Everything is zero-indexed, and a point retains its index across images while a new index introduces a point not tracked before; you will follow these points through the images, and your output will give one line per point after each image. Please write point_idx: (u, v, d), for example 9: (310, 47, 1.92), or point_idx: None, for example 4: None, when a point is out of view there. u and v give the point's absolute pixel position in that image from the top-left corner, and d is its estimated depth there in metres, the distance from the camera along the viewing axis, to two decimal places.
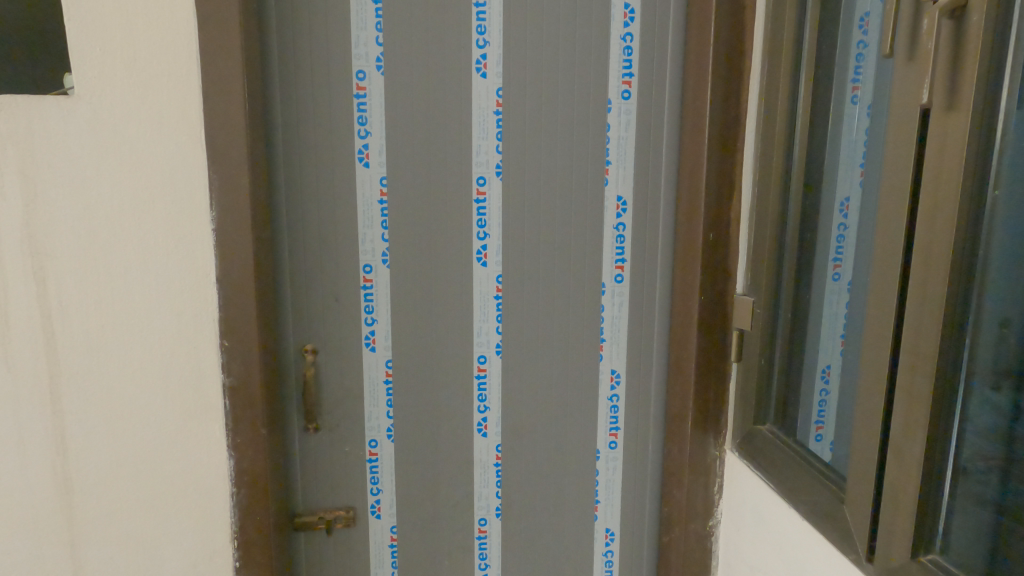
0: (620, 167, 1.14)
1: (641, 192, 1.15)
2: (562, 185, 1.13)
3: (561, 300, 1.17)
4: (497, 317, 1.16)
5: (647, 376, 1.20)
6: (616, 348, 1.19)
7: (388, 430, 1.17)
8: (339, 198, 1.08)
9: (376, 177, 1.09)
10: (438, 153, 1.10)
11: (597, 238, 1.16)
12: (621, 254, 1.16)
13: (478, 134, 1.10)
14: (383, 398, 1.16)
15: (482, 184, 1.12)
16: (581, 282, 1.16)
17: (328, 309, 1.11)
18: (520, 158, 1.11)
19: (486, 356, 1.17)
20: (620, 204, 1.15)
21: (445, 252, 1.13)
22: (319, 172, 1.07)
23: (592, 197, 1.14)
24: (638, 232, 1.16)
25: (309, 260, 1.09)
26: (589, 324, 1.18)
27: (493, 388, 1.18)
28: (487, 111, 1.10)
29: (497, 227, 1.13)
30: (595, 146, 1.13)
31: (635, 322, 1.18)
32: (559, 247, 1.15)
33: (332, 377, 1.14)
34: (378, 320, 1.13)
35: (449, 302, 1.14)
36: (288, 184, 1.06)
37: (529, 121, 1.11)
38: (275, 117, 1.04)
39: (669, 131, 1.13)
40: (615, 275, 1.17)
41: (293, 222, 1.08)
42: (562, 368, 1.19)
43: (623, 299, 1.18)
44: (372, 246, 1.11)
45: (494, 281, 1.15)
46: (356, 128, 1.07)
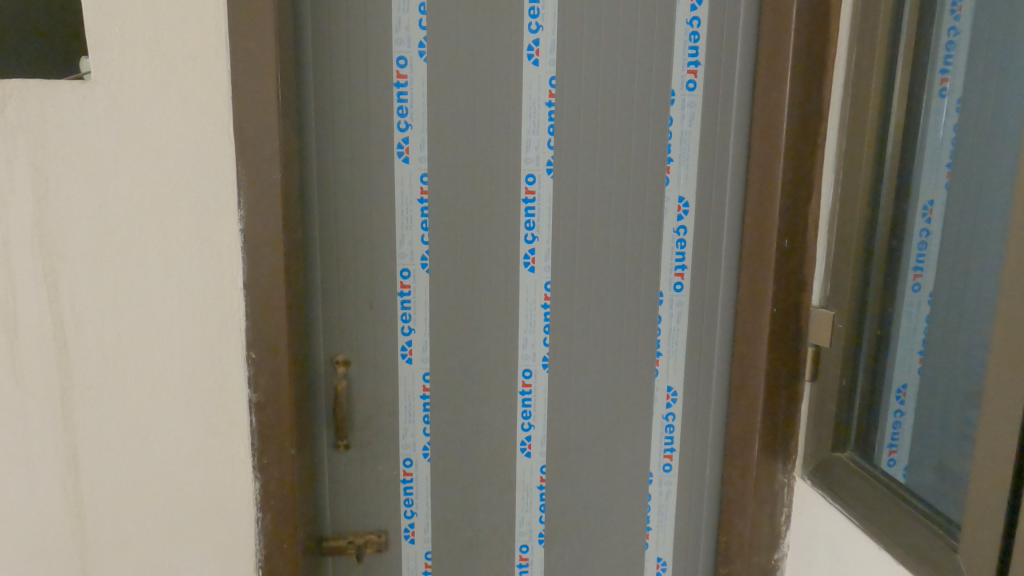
0: (681, 165, 1.04)
1: (703, 193, 1.05)
2: (619, 184, 1.04)
3: (614, 310, 1.07)
4: (544, 327, 1.06)
5: (706, 394, 1.10)
6: (673, 363, 1.09)
7: (424, 449, 1.08)
8: (377, 197, 1.00)
9: (417, 173, 1.00)
10: (484, 147, 1.00)
11: (655, 242, 1.06)
12: (681, 260, 1.07)
13: (529, 128, 1.01)
14: (419, 414, 1.07)
15: (531, 182, 1.02)
16: (637, 290, 1.07)
17: (363, 316, 1.03)
18: (572, 155, 1.02)
19: (531, 370, 1.07)
20: (682, 205, 1.05)
21: (490, 256, 1.03)
22: (356, 169, 0.98)
23: (651, 197, 1.05)
24: (701, 236, 1.06)
25: (343, 263, 1.01)
26: (645, 336, 1.08)
27: (539, 405, 1.08)
28: (539, 102, 1.00)
29: (547, 229, 1.03)
30: (655, 141, 1.03)
31: (695, 335, 1.08)
32: (613, 252, 1.05)
33: (366, 390, 1.06)
34: (415, 329, 1.04)
35: (493, 310, 1.05)
36: (321, 181, 0.98)
37: (584, 114, 1.01)
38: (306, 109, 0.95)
39: (736, 127, 1.03)
40: (674, 282, 1.07)
41: (327, 222, 0.99)
42: (614, 384, 1.09)
43: (682, 309, 1.08)
44: (411, 249, 1.02)
45: (543, 288, 1.05)
46: (396, 119, 0.98)
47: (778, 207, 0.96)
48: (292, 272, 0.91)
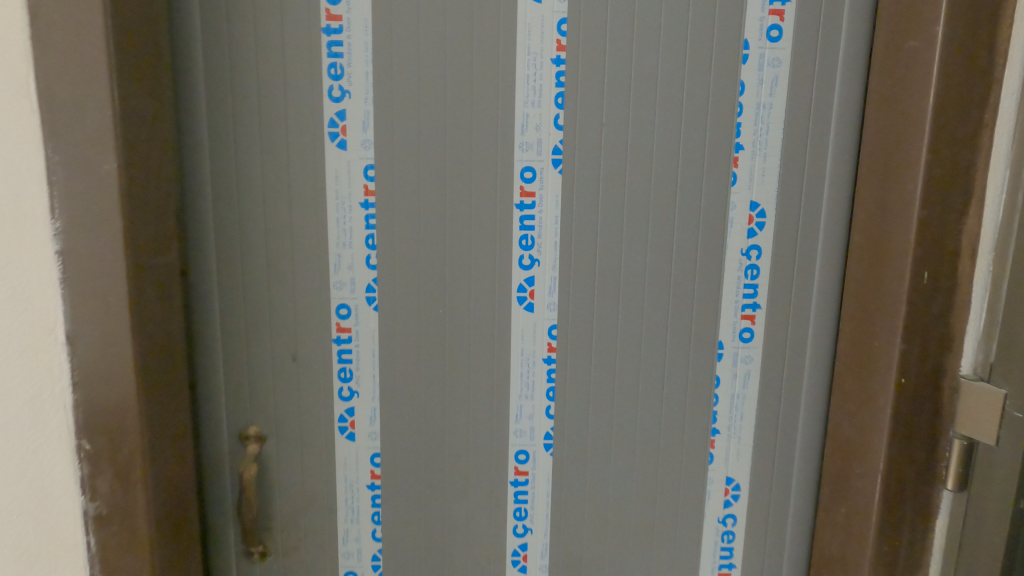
0: (756, 155, 0.68)
1: (786, 197, 0.69)
2: (660, 183, 0.69)
3: (650, 369, 0.73)
4: (547, 391, 0.73)
5: (782, 489, 0.76)
6: (735, 445, 0.75)
7: (374, 560, 0.75)
8: (300, 200, 0.68)
9: (359, 164, 0.67)
10: (459, 126, 0.67)
11: (714, 270, 0.71)
12: (751, 296, 0.71)
13: (526, 97, 0.67)
14: (366, 511, 0.75)
15: (529, 180, 0.68)
16: (684, 340, 0.72)
17: (282, 373, 0.71)
18: (587, 139, 0.67)
19: (528, 452, 0.74)
20: (755, 214, 0.70)
21: (466, 289, 0.70)
22: (269, 159, 0.67)
23: (708, 204, 0.69)
24: (783, 261, 0.70)
25: (251, 297, 0.69)
26: (694, 407, 0.73)
27: (538, 500, 0.75)
28: (542, 58, 0.66)
29: (552, 250, 0.70)
30: (717, 118, 0.67)
31: (769, 406, 0.74)
32: (650, 284, 0.71)
33: (288, 477, 0.73)
34: (359, 392, 0.72)
35: (473, 366, 0.72)
36: (216, 177, 0.67)
37: (610, 76, 0.66)
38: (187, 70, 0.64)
39: (846, 96, 0.67)
40: (740, 329, 0.72)
41: (230, 236, 0.68)
42: (647, 473, 0.75)
43: (751, 369, 0.73)
44: (350, 276, 0.69)
45: (546, 335, 0.71)
46: (326, 84, 0.66)
47: (913, 223, 0.60)
48: (154, 318, 0.59)
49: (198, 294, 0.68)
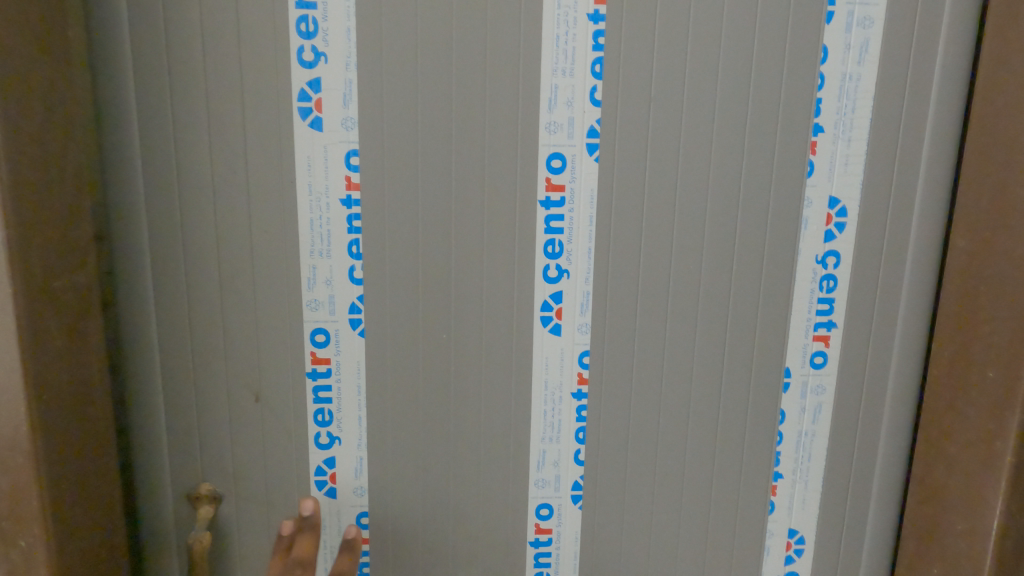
0: (838, 139, 0.55)
1: (872, 191, 0.56)
2: (720, 175, 0.55)
3: (702, 404, 0.59)
4: (576, 433, 0.59)
5: (854, 541, 0.63)
6: (801, 492, 0.62)
7: None
8: (263, 197, 0.52)
9: (339, 149, 0.52)
10: (467, 101, 0.52)
11: (782, 282, 0.57)
12: (826, 313, 0.58)
13: (555, 63, 0.52)
14: None
15: (557, 171, 0.54)
16: (744, 367, 0.59)
17: (243, 417, 0.56)
18: (629, 118, 0.53)
19: (553, 507, 0.60)
20: (834, 213, 0.56)
21: (477, 308, 0.56)
22: (221, 143, 0.51)
23: (778, 200, 0.56)
24: (865, 270, 0.58)
25: (202, 321, 0.54)
26: (754, 448, 0.60)
27: (564, 564, 0.61)
28: (575, 12, 0.51)
29: (585, 258, 0.55)
30: (793, 92, 0.54)
31: (842, 444, 0.61)
32: (705, 299, 0.57)
33: (253, 547, 0.58)
34: (341, 439, 0.57)
35: (486, 404, 0.58)
36: (150, 167, 0.51)
37: (661, 37, 0.52)
38: (106, 24, 0.49)
39: (949, 66, 0.54)
40: (811, 353, 0.59)
41: (172, 244, 0.53)
42: (695, 527, 0.62)
43: (822, 400, 0.60)
44: (328, 294, 0.54)
45: (576, 364, 0.57)
46: (295, 44, 0.50)
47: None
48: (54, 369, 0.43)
49: (132, 317, 0.53)
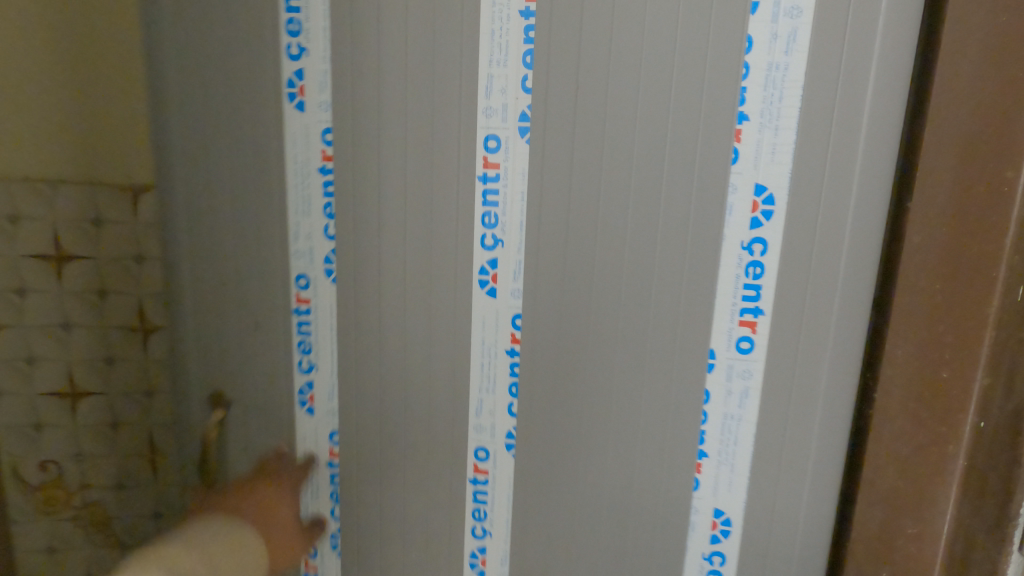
0: (764, 127, 0.56)
1: (803, 180, 0.56)
2: (644, 160, 0.58)
3: (626, 377, 0.63)
4: (510, 387, 0.66)
5: (785, 532, 0.64)
6: (727, 475, 0.63)
7: (332, 538, 0.75)
8: (256, 165, 0.65)
9: (319, 127, 0.64)
10: (421, 92, 0.61)
11: (707, 267, 0.59)
12: (753, 300, 0.59)
13: (491, 56, 0.59)
14: (327, 489, 0.73)
15: (492, 150, 0.61)
16: (668, 346, 0.61)
17: (243, 339, 0.70)
18: (558, 104, 0.59)
19: (489, 451, 0.68)
20: (761, 199, 0.57)
21: (426, 269, 0.65)
22: (222, 119, 0.64)
23: (702, 185, 0.58)
24: (794, 260, 0.57)
25: (211, 261, 0.68)
26: (679, 425, 0.63)
27: (499, 505, 0.69)
28: (509, 9, 0.58)
29: (517, 230, 0.62)
30: (716, 79, 0.55)
31: (769, 434, 0.62)
32: (630, 277, 0.61)
33: (252, 444, 0.73)
34: (317, 367, 0.70)
35: (431, 351, 0.67)
36: (168, 136, 0.66)
37: (588, 33, 0.57)
38: (152, 27, 0.64)
39: (887, 51, 0.53)
40: (737, 339, 0.60)
41: (188, 196, 0.67)
42: (620, 493, 0.66)
43: (750, 387, 0.61)
44: (309, 246, 0.67)
45: (509, 324, 0.64)
46: (284, 41, 0.62)
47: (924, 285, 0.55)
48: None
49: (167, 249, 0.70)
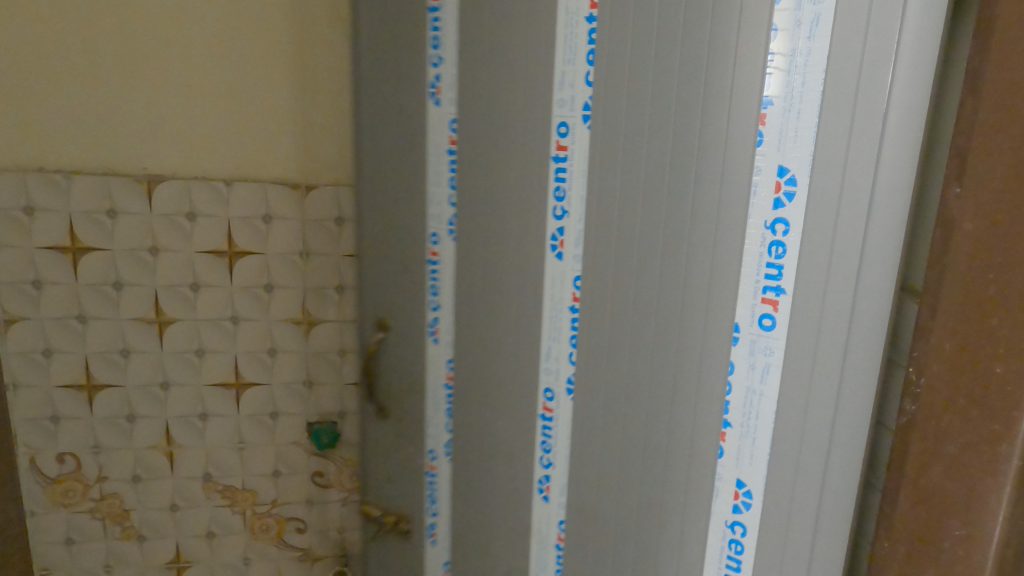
0: (788, 112, 0.61)
1: (825, 165, 0.59)
2: (676, 149, 0.70)
3: (659, 336, 0.75)
4: (572, 335, 0.88)
5: (802, 515, 0.65)
6: (749, 447, 0.69)
7: (445, 446, 1.14)
8: (411, 147, 1.07)
9: (447, 118, 1.03)
10: (512, 93, 0.90)
11: (730, 244, 0.66)
12: (776, 277, 0.64)
13: (563, 57, 0.83)
14: (444, 404, 1.13)
15: (564, 134, 0.84)
16: (695, 311, 0.70)
17: (398, 271, 1.13)
18: (615, 96, 0.76)
19: (553, 393, 0.92)
20: (784, 183, 0.62)
21: (519, 231, 0.93)
22: (402, 123, 1.07)
23: (730, 169, 0.65)
24: (813, 245, 0.60)
25: (384, 218, 1.13)
26: (704, 388, 0.71)
27: (560, 435, 0.92)
28: (577, 19, 0.81)
29: (577, 202, 0.84)
30: (739, 75, 0.63)
31: (789, 415, 0.64)
32: (665, 249, 0.73)
33: (400, 348, 1.15)
34: (441, 305, 1.10)
35: (518, 292, 0.95)
36: (365, 131, 1.12)
37: (638, 46, 0.73)
38: (368, 77, 1.10)
39: (925, 33, 0.52)
40: (761, 314, 0.66)
41: (378, 173, 1.13)
42: (647, 444, 0.78)
43: (772, 361, 0.66)
44: (441, 210, 1.06)
45: (571, 284, 0.87)
46: (430, 55, 1.02)
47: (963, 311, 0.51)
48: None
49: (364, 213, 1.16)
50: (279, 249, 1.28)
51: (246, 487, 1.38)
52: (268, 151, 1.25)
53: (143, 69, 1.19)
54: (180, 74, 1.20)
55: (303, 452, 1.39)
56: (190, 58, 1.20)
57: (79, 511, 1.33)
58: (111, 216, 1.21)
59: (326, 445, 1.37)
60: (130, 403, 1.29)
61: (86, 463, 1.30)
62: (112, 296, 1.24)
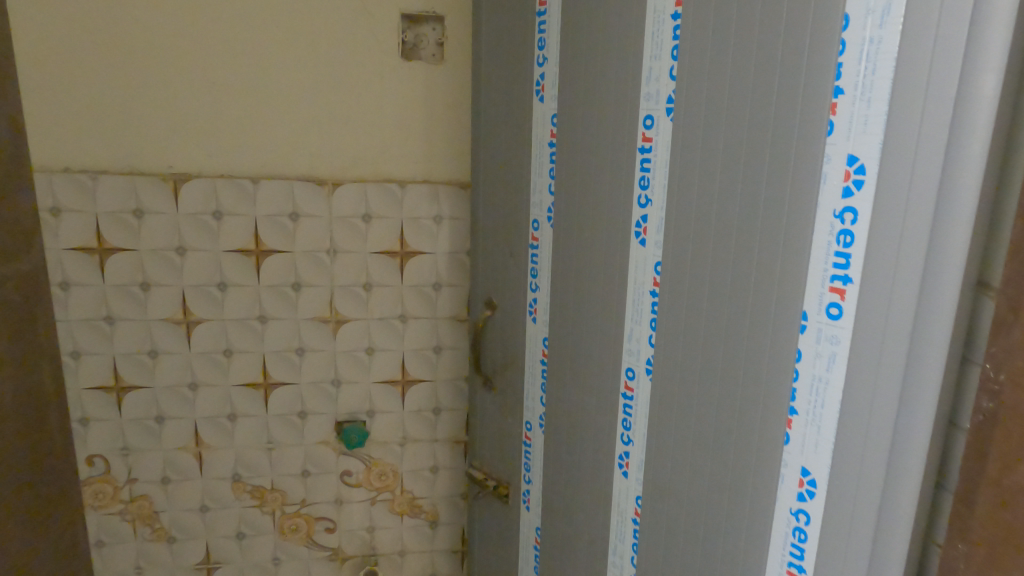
0: (857, 100, 0.59)
1: (895, 152, 0.56)
2: (755, 135, 0.69)
3: (734, 324, 0.74)
4: (651, 320, 0.87)
5: (863, 504, 0.62)
6: (814, 434, 0.66)
7: (540, 419, 1.14)
8: (514, 146, 1.14)
9: (549, 113, 1.06)
10: (607, 90, 0.92)
11: (803, 232, 0.65)
12: (843, 267, 0.62)
13: (652, 53, 0.84)
14: (538, 379, 1.13)
15: (649, 126, 0.85)
16: (767, 300, 0.70)
17: (502, 256, 1.20)
18: (697, 86, 0.76)
19: (634, 372, 0.91)
20: (853, 170, 0.60)
21: (607, 219, 0.94)
22: (515, 122, 1.14)
23: (803, 158, 0.64)
24: (879, 233, 0.58)
25: (491, 210, 1.22)
26: (773, 378, 0.70)
27: (638, 416, 0.91)
28: (664, 14, 0.81)
29: (659, 191, 0.84)
30: (813, 62, 0.62)
31: (853, 404, 0.62)
32: (745, 235, 0.72)
33: (508, 329, 1.20)
34: (539, 287, 1.11)
35: (602, 280, 0.96)
36: (478, 136, 1.23)
37: (723, 35, 0.72)
38: (485, 82, 1.20)
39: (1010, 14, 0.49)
40: (827, 303, 0.64)
41: (489, 173, 1.21)
42: (717, 429, 0.77)
43: (837, 353, 0.63)
44: (540, 199, 1.10)
45: (652, 270, 0.86)
46: (536, 54, 1.07)
47: None
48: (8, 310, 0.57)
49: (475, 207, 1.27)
50: (305, 248, 1.26)
51: (274, 487, 1.37)
52: (321, 145, 1.25)
53: (164, 66, 1.16)
54: (202, 71, 1.18)
55: (331, 451, 1.37)
56: (210, 53, 1.17)
57: (107, 514, 1.32)
58: (137, 216, 1.20)
59: (355, 444, 1.35)
60: (159, 403, 1.28)
61: (116, 466, 1.30)
62: (139, 297, 1.23)
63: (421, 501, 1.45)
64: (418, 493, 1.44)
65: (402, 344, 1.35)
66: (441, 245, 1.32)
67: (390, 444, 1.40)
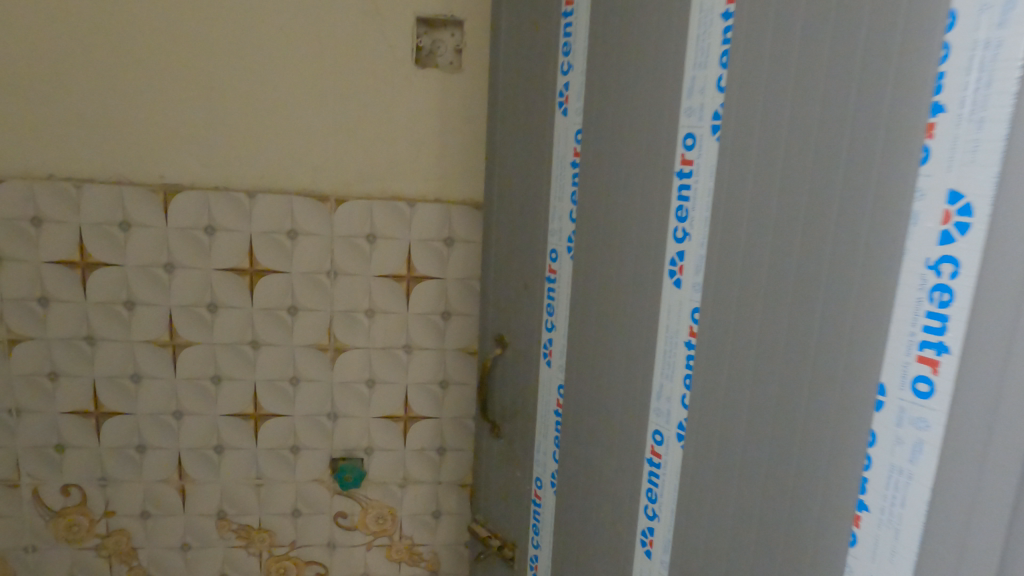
0: (963, 119, 0.46)
1: (1016, 187, 0.42)
2: (825, 161, 0.56)
3: (789, 391, 0.60)
4: (685, 376, 0.74)
5: None
6: (890, 540, 0.52)
7: (552, 477, 1.01)
8: (535, 166, 1.02)
9: (573, 128, 0.94)
10: (640, 103, 0.80)
11: (883, 285, 0.52)
12: (937, 332, 0.48)
13: (696, 60, 0.71)
14: (552, 431, 1.01)
15: (690, 147, 0.72)
16: (833, 365, 0.56)
17: (518, 289, 1.08)
18: (750, 100, 0.63)
19: (663, 436, 0.78)
20: (955, 209, 0.46)
21: (637, 253, 0.81)
22: (535, 137, 1.02)
23: (888, 193, 0.51)
24: (989, 292, 0.44)
25: (506, 236, 1.10)
26: (839, 462, 0.56)
27: (665, 488, 0.77)
28: (712, 14, 0.69)
29: (699, 224, 0.71)
30: (904, 71, 0.49)
31: (945, 510, 0.48)
32: (806, 284, 0.58)
33: (520, 371, 1.08)
34: (556, 327, 0.99)
35: (630, 324, 0.83)
36: (494, 154, 1.11)
37: (784, 37, 0.59)
38: (504, 93, 1.08)
39: None
40: (913, 376, 0.50)
41: (506, 195, 1.10)
42: (764, 518, 0.63)
43: (925, 441, 0.50)
44: (560, 226, 0.97)
45: (688, 318, 0.73)
46: (561, 62, 0.95)
47: None
48: None
49: (489, 232, 1.15)
50: (303, 269, 1.16)
51: (262, 527, 1.26)
52: (324, 158, 1.14)
53: (158, 66, 1.07)
54: (198, 75, 1.08)
55: (324, 491, 1.26)
56: (207, 54, 1.08)
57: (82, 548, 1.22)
58: (123, 228, 1.10)
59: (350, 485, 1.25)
60: (140, 431, 1.18)
61: (93, 497, 1.20)
62: (123, 316, 1.13)
63: (421, 549, 1.32)
64: (418, 540, 1.32)
65: (406, 377, 1.23)
66: (452, 270, 1.21)
67: (389, 485, 1.28)
